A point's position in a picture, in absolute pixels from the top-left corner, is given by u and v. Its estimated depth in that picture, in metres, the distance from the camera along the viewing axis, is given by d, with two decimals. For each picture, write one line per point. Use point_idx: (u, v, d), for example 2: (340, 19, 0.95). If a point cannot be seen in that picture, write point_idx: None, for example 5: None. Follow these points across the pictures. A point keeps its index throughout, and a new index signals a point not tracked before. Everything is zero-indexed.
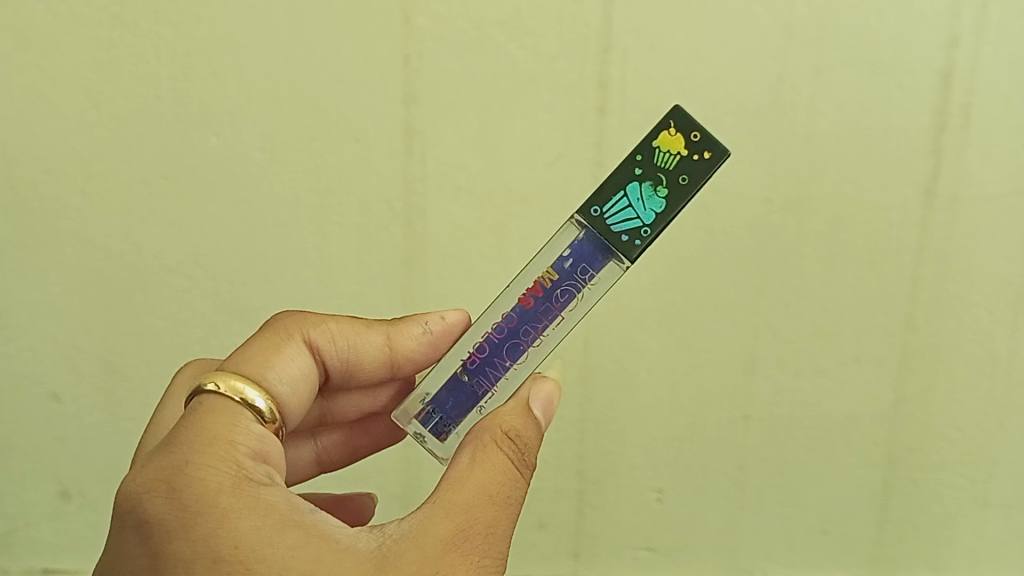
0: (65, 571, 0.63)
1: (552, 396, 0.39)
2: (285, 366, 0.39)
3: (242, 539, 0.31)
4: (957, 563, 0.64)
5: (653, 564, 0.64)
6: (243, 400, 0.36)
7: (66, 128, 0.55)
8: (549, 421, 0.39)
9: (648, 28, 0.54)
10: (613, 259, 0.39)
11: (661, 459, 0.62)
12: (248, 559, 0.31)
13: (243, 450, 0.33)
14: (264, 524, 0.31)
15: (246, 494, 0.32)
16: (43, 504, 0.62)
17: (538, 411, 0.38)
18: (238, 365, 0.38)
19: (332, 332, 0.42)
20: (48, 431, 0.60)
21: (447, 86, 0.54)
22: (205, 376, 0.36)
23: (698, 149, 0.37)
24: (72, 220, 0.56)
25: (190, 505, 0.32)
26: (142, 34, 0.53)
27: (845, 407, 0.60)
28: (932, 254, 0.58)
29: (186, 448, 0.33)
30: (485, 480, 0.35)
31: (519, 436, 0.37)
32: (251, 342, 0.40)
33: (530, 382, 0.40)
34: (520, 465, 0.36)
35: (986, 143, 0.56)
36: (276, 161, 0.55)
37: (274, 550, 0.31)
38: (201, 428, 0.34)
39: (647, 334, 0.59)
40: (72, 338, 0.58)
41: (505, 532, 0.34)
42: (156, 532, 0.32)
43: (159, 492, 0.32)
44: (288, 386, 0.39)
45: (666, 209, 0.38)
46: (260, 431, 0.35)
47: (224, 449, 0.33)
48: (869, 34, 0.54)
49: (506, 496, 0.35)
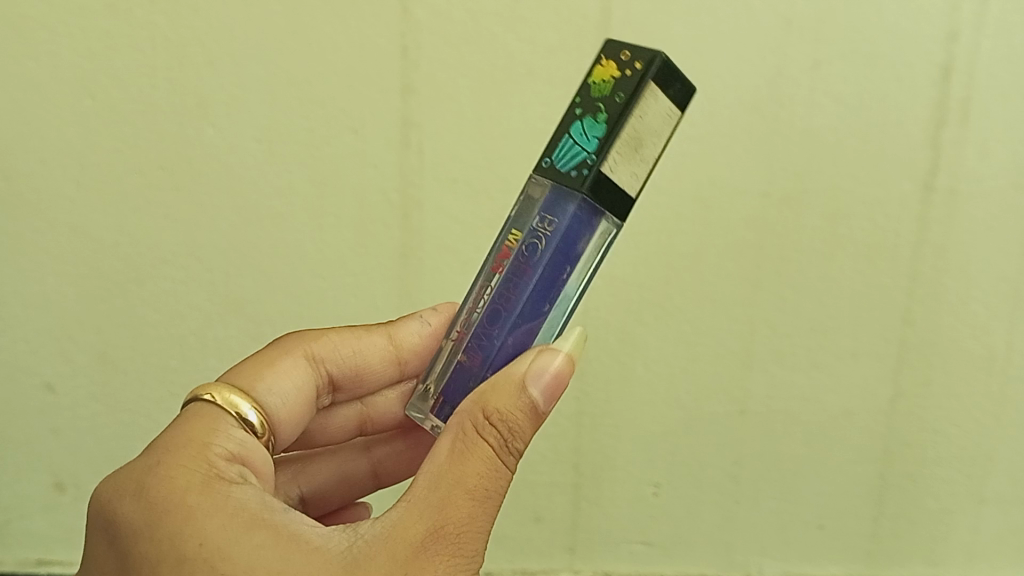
0: (62, 561, 0.64)
1: (559, 371, 0.36)
2: (278, 380, 0.42)
3: (207, 538, 0.32)
4: (953, 559, 0.64)
5: (648, 558, 0.64)
6: (237, 413, 0.39)
7: (61, 119, 0.55)
8: (556, 397, 0.36)
9: (646, 20, 0.54)
10: (570, 199, 0.36)
11: (657, 453, 0.62)
12: (212, 557, 0.31)
13: (218, 451, 0.35)
14: (231, 522, 0.32)
15: (214, 492, 0.33)
16: (40, 494, 0.62)
17: (537, 390, 0.36)
18: (233, 379, 0.41)
19: (333, 343, 0.46)
20: (43, 421, 0.60)
21: (444, 78, 0.54)
22: (201, 389, 0.39)
23: (629, 64, 0.35)
24: (68, 211, 0.56)
25: (156, 504, 0.33)
26: (136, 24, 0.53)
27: (842, 402, 0.60)
28: (930, 249, 0.57)
29: (161, 451, 0.35)
30: (462, 473, 0.34)
31: (507, 422, 0.35)
32: (249, 359, 0.43)
33: (534, 355, 0.37)
34: (505, 454, 0.35)
35: (985, 138, 0.56)
36: (270, 152, 0.55)
37: (241, 548, 0.31)
38: (182, 432, 0.36)
39: (644, 328, 0.59)
40: (68, 328, 0.58)
41: (482, 528, 0.34)
42: (123, 535, 0.33)
43: (128, 494, 0.34)
44: (278, 399, 0.42)
45: (608, 132, 0.35)
46: (241, 437, 0.37)
47: (199, 450, 0.35)
48: (870, 26, 0.54)
49: (484, 490, 0.34)
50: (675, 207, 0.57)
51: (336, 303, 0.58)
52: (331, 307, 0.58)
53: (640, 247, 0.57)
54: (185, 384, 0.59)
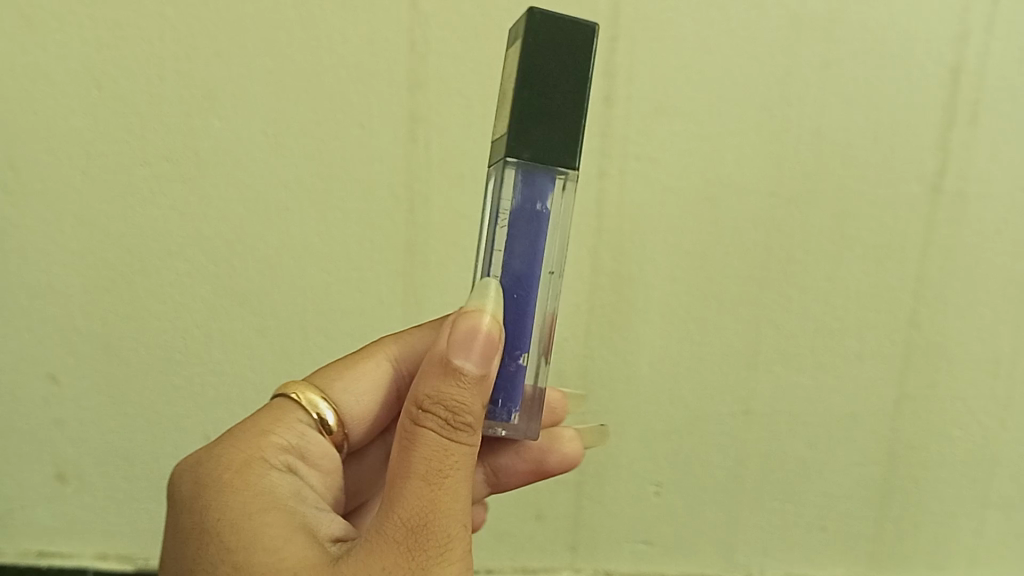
0: (63, 554, 0.63)
1: (480, 334, 0.34)
2: (354, 380, 0.45)
3: (225, 512, 0.35)
4: (955, 562, 0.64)
5: (651, 557, 0.64)
6: (316, 413, 0.43)
7: (68, 109, 0.55)
8: (489, 362, 0.35)
9: (656, 16, 0.53)
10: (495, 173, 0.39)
11: (660, 452, 0.61)
12: (226, 530, 0.34)
13: (270, 439, 0.39)
14: (249, 501, 0.35)
15: (246, 472, 0.37)
16: (42, 485, 0.61)
17: (470, 361, 0.34)
18: (318, 377, 0.45)
19: (408, 342, 0.46)
20: (47, 413, 0.60)
21: (453, 73, 0.54)
22: (288, 385, 0.44)
23: None
24: (74, 201, 0.56)
25: (201, 477, 0.37)
26: (145, 16, 0.53)
27: (847, 405, 0.60)
28: (937, 251, 0.57)
29: (224, 434, 0.40)
30: (412, 465, 0.33)
31: (446, 402, 0.34)
32: (336, 358, 0.46)
33: (457, 321, 0.35)
34: (452, 432, 0.33)
35: (994, 140, 0.56)
36: (278, 146, 0.55)
37: (250, 523, 0.34)
38: (247, 421, 0.41)
39: (649, 326, 0.58)
40: (73, 319, 0.58)
41: (452, 507, 0.33)
42: (175, 504, 0.37)
43: (186, 470, 0.38)
44: (353, 399, 0.44)
45: None
46: (299, 429, 0.41)
47: (257, 437, 0.39)
48: (882, 26, 0.54)
49: (439, 472, 0.33)
50: (684, 206, 0.56)
51: (342, 297, 0.58)
52: (336, 301, 0.58)
53: (647, 245, 0.57)
54: (188, 376, 0.59)
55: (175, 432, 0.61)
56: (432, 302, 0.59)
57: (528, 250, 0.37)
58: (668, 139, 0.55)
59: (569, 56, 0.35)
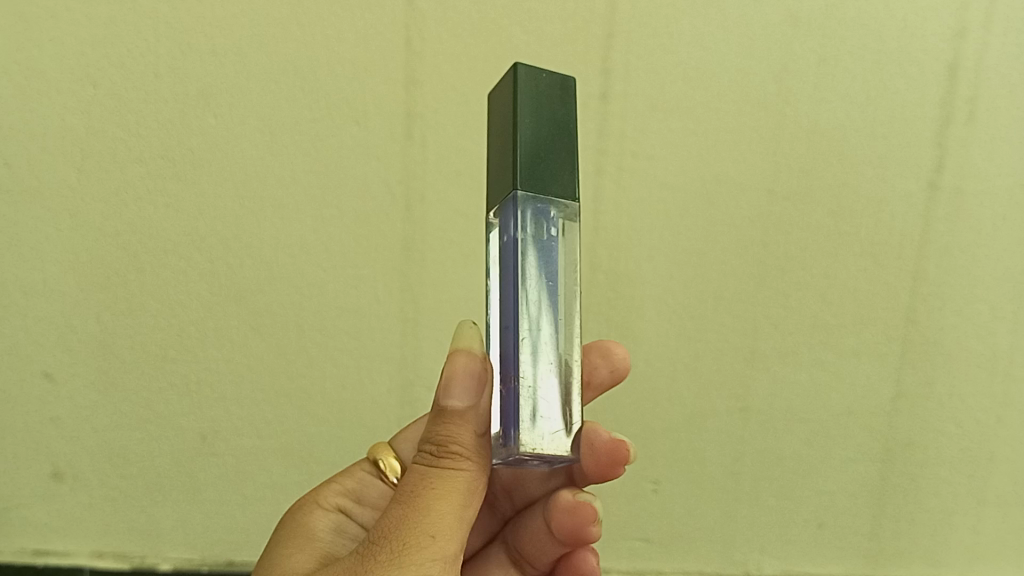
0: (55, 554, 0.59)
1: (459, 366, 0.33)
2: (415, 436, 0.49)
3: (279, 539, 0.45)
4: (956, 562, 0.63)
5: (650, 555, 0.61)
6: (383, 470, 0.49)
7: (63, 106, 0.54)
8: (475, 394, 0.33)
9: (652, 14, 0.54)
10: None
11: (659, 451, 0.60)
12: (273, 549, 0.44)
13: (334, 487, 0.48)
14: (292, 534, 0.44)
15: (300, 510, 0.46)
16: (35, 482, 0.59)
17: (450, 395, 0.33)
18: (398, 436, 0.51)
19: None
20: (40, 411, 0.58)
21: (448, 70, 0.55)
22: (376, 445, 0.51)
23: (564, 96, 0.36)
24: (69, 197, 0.56)
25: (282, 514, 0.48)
26: (143, 15, 0.54)
27: (844, 402, 0.60)
28: (933, 248, 0.57)
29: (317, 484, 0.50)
30: (399, 489, 0.34)
31: (433, 434, 0.34)
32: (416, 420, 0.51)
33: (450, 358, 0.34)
34: (434, 458, 0.33)
35: (992, 137, 0.56)
36: (273, 142, 0.55)
37: (285, 549, 0.43)
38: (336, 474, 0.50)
39: (647, 324, 0.58)
40: (67, 317, 0.57)
41: (417, 524, 0.32)
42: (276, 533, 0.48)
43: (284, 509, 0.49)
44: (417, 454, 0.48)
45: None
46: (362, 478, 0.49)
47: (326, 484, 0.48)
48: (877, 24, 0.55)
49: (412, 492, 0.33)
50: (681, 202, 0.56)
51: (338, 295, 0.58)
52: (333, 299, 0.58)
53: (644, 242, 0.56)
54: (184, 375, 0.58)
55: (173, 431, 0.59)
56: (428, 300, 0.58)
57: (502, 283, 0.34)
58: (664, 135, 0.55)
59: (502, 109, 0.34)
